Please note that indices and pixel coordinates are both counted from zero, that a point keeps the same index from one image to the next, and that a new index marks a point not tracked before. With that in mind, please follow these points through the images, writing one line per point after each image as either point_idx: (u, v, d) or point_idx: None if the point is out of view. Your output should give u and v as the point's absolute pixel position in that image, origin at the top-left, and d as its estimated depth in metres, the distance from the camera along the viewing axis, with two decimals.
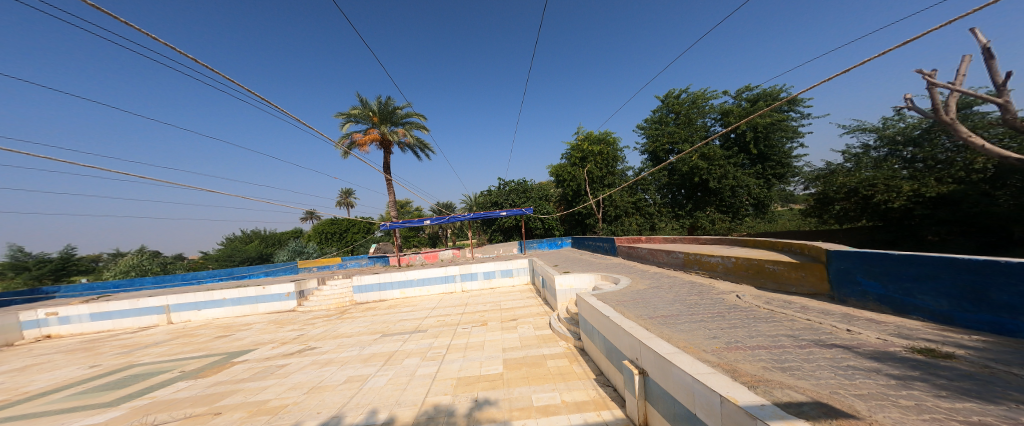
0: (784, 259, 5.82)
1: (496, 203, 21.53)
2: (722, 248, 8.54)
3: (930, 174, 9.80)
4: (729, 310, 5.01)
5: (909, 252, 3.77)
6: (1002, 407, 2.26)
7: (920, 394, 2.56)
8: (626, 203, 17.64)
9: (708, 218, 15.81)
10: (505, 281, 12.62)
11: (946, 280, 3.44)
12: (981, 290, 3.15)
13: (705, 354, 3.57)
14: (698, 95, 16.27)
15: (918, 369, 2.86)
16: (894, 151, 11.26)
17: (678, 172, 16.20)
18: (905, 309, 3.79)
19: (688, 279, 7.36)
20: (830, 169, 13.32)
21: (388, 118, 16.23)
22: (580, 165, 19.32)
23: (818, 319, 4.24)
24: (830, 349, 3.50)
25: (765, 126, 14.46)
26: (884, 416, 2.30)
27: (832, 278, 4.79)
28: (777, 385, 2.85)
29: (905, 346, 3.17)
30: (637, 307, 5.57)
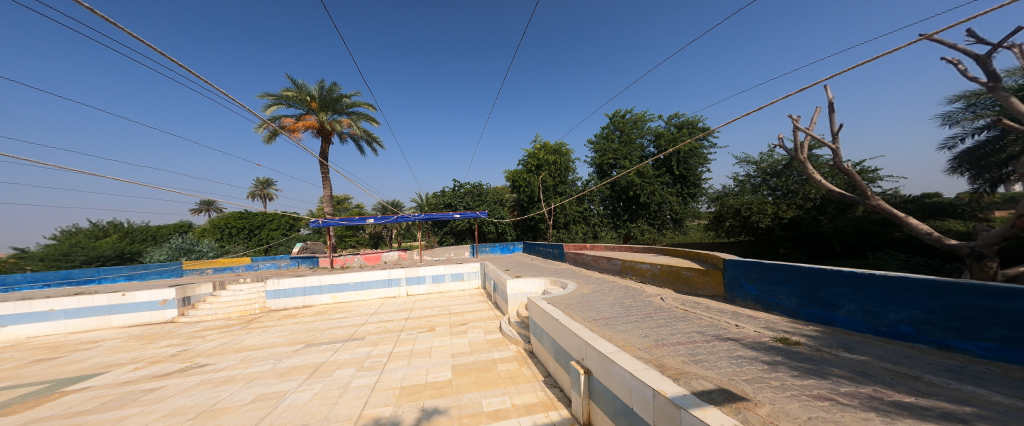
0: (697, 266, 6.73)
1: (450, 205, 21.33)
2: (651, 255, 9.55)
3: (782, 200, 12.24)
4: (655, 311, 5.69)
5: (773, 261, 4.71)
6: (830, 380, 2.98)
7: (784, 375, 3.23)
8: (575, 212, 18.52)
9: (639, 229, 17.44)
10: (454, 286, 12.66)
11: (794, 284, 4.40)
12: (816, 291, 4.10)
13: (639, 352, 4.05)
14: (639, 116, 17.85)
15: (782, 354, 3.60)
16: (764, 180, 13.33)
17: (617, 186, 17.51)
18: (770, 306, 4.75)
19: (623, 283, 8.12)
20: (725, 190, 15.45)
21: (329, 106, 15.30)
22: (535, 172, 19.98)
23: (718, 317, 5.03)
24: (726, 341, 4.21)
25: (684, 151, 16.49)
26: (763, 396, 2.88)
27: (726, 282, 5.70)
28: (692, 376, 3.38)
29: (774, 337, 3.96)
30: (580, 310, 6.04)
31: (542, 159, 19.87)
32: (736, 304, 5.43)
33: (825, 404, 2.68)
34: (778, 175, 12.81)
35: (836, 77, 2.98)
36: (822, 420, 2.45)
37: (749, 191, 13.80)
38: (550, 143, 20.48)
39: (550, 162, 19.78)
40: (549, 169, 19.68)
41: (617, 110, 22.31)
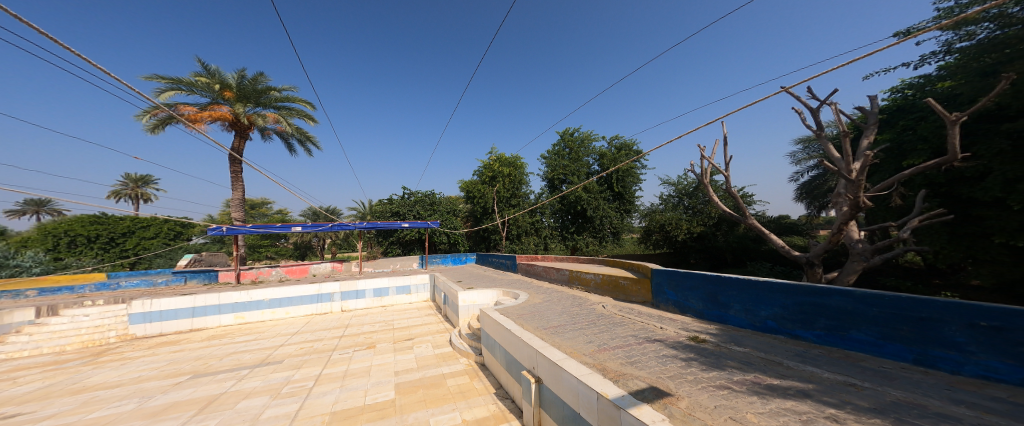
0: (632, 275, 7.39)
1: (397, 214, 20.50)
2: (594, 266, 10.22)
3: (693, 218, 15.07)
4: (598, 318, 6.09)
5: (685, 270, 5.68)
6: (730, 372, 3.48)
7: (694, 369, 3.71)
8: (528, 224, 18.86)
9: (584, 241, 18.48)
10: (399, 299, 12.17)
11: (699, 290, 5.41)
12: (716, 294, 5.12)
13: (584, 357, 4.30)
14: (586, 135, 19.09)
15: (698, 352, 4.11)
16: (679, 199, 16.41)
17: (566, 200, 18.48)
18: (684, 309, 5.66)
19: (570, 293, 8.55)
20: (652, 208, 17.30)
21: (252, 97, 13.70)
22: (490, 184, 20.24)
23: (649, 321, 5.57)
24: (655, 342, 4.67)
25: (620, 172, 18.05)
26: (680, 389, 3.28)
27: (654, 289, 6.40)
28: (628, 376, 3.68)
29: (692, 337, 4.52)
30: (530, 319, 6.24)
31: (495, 172, 20.24)
32: (663, 308, 6.13)
33: (723, 392, 3.15)
34: (691, 197, 15.79)
35: (726, 117, 3.78)
36: (725, 408, 2.86)
37: (669, 209, 16.45)
38: (503, 156, 20.84)
39: (503, 174, 20.16)
40: (501, 181, 19.99)
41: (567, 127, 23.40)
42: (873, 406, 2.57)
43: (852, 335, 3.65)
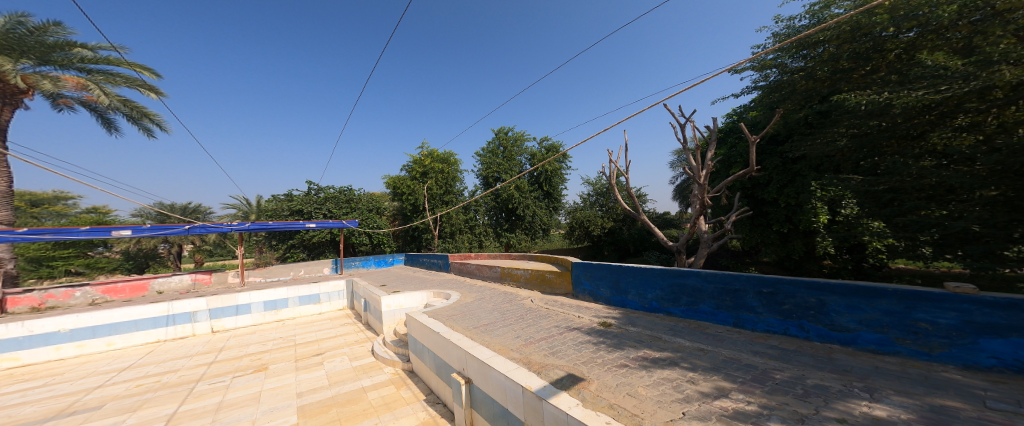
0: (556, 269, 7.83)
1: (302, 213, 18.09)
2: (523, 262, 10.56)
3: (605, 214, 16.86)
4: (525, 312, 6.29)
5: (597, 262, 6.27)
6: (636, 353, 3.92)
7: (602, 352, 4.09)
8: (461, 221, 18.46)
9: (517, 238, 18.92)
10: (307, 310, 10.75)
11: (608, 279, 6.03)
12: (621, 284, 5.77)
13: (511, 353, 4.39)
14: (519, 135, 19.68)
15: (610, 337, 4.54)
16: (596, 198, 17.95)
17: (500, 198, 18.74)
18: (598, 298, 6.25)
19: (500, 290, 8.67)
20: (575, 205, 18.65)
21: (33, 52, 8.88)
22: (421, 180, 19.44)
23: (570, 311, 5.96)
24: (574, 330, 5.02)
25: (548, 171, 19.05)
26: (591, 373, 3.59)
27: (574, 281, 6.89)
28: (550, 366, 3.88)
29: (606, 324, 4.98)
30: (458, 320, 6.13)
31: (428, 167, 19.53)
32: (580, 298, 6.64)
33: (623, 370, 3.55)
34: (604, 196, 17.53)
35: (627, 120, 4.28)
36: (630, 385, 3.21)
37: (588, 207, 17.95)
38: (437, 152, 20.11)
39: (436, 170, 19.54)
40: (436, 176, 19.52)
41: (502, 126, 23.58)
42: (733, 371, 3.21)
43: (700, 308, 4.70)
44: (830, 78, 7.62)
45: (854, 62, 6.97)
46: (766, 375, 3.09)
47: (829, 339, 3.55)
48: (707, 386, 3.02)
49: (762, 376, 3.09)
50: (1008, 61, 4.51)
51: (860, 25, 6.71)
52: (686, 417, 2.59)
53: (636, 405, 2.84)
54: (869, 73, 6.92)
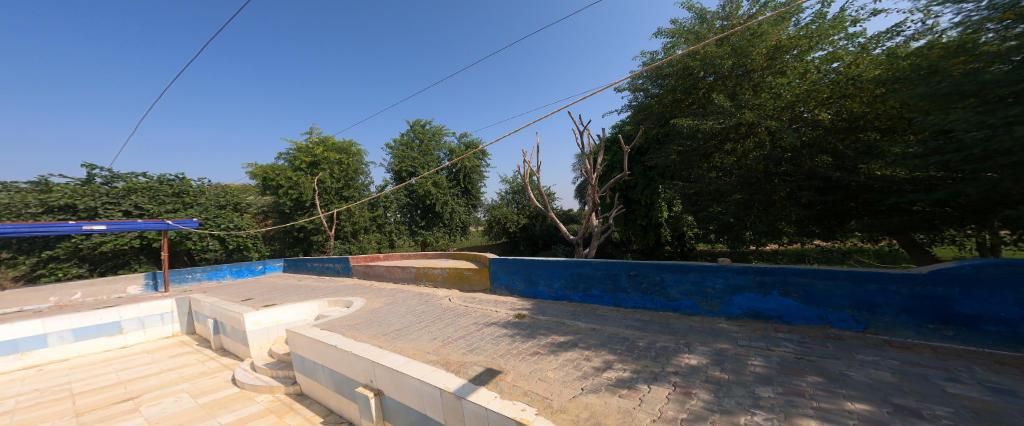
0: (475, 266, 7.91)
1: (75, 211, 11.34)
2: (439, 261, 10.38)
3: (521, 212, 17.80)
4: (442, 312, 6.20)
5: (511, 257, 6.56)
6: (547, 339, 4.27)
7: (517, 342, 4.33)
8: (364, 219, 16.89)
9: (434, 236, 18.32)
10: (94, 345, 7.80)
11: (518, 269, 6.42)
12: (533, 277, 6.17)
13: (428, 356, 4.28)
14: (436, 129, 19.00)
15: (523, 328, 4.82)
16: (514, 196, 18.57)
17: (415, 194, 17.85)
18: (511, 292, 6.59)
19: (416, 291, 8.31)
20: (493, 203, 18.98)
21: None
22: (309, 171, 16.70)
23: (488, 307, 6.12)
24: (491, 325, 5.16)
25: (469, 168, 18.88)
26: (507, 364, 3.75)
27: (491, 276, 7.09)
28: (469, 364, 3.92)
29: (520, 316, 5.28)
30: (364, 329, 5.64)
31: (318, 155, 16.88)
32: (497, 293, 6.87)
33: (535, 357, 3.82)
34: (519, 194, 18.23)
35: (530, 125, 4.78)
36: (543, 371, 3.48)
37: (506, 204, 18.54)
38: (333, 140, 17.72)
39: (329, 160, 17.14)
40: (332, 167, 17.32)
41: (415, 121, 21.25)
42: (623, 347, 3.76)
43: (592, 292, 5.41)
44: (670, 105, 9.60)
45: (682, 95, 9.27)
46: (635, 344, 3.82)
47: (669, 309, 4.74)
48: (597, 361, 3.52)
49: (635, 346, 3.77)
50: (748, 107, 7.39)
51: (686, 67, 8.59)
52: (584, 391, 2.94)
53: (546, 388, 3.09)
54: (688, 105, 9.42)
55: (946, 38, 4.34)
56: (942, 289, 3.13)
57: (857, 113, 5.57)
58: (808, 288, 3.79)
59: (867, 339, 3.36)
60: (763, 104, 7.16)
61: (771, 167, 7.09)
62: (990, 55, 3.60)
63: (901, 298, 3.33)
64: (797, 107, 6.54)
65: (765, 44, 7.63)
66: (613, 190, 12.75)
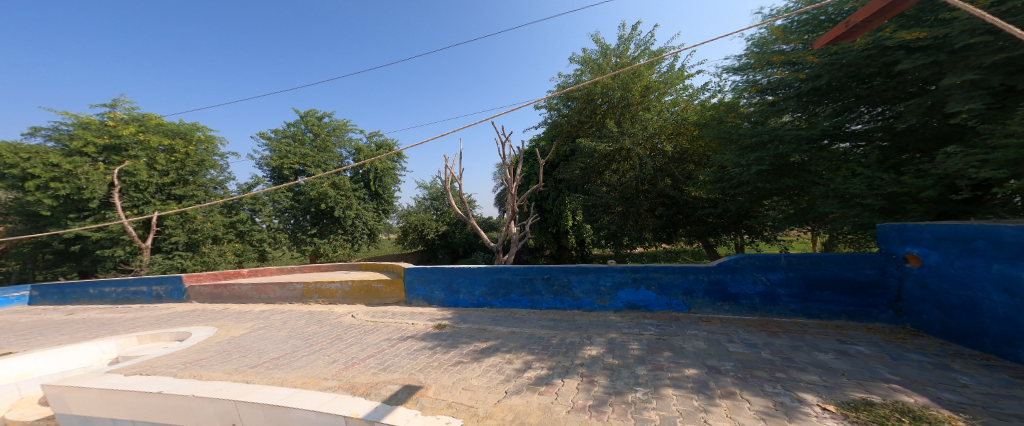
0: (385, 277, 7.37)
1: None
2: (340, 273, 9.30)
3: (440, 219, 17.47)
4: (344, 331, 5.58)
5: (430, 266, 6.37)
6: (465, 348, 4.26)
7: (437, 354, 4.21)
8: (209, 228, 12.29)
9: (331, 245, 15.83)
10: None
11: (434, 278, 6.26)
12: (454, 286, 6.08)
13: (327, 382, 3.77)
14: (340, 125, 17.06)
15: (439, 339, 4.72)
16: (433, 203, 18.03)
17: (305, 196, 15.17)
18: (430, 302, 6.35)
19: (306, 310, 7.20)
20: (408, 209, 18.04)
21: None
22: (101, 159, 10.80)
23: (401, 320, 5.78)
24: (406, 340, 4.88)
25: (382, 169, 16.95)
26: (428, 378, 3.61)
27: (406, 288, 6.71)
28: (382, 384, 3.61)
29: (438, 326, 5.17)
30: (219, 365, 4.51)
31: (122, 135, 10.88)
32: (414, 304, 6.55)
33: (457, 367, 3.79)
34: (439, 200, 17.82)
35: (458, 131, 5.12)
36: (464, 379, 3.48)
37: (423, 211, 17.90)
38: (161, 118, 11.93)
39: (146, 144, 11.24)
40: (151, 154, 11.44)
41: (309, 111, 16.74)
42: (538, 347, 4.03)
43: (511, 297, 5.64)
44: (568, 123, 10.93)
45: (585, 118, 10.48)
46: (549, 342, 4.15)
47: (573, 307, 5.28)
48: (518, 363, 3.70)
49: (549, 344, 4.09)
50: (626, 135, 8.89)
51: (590, 92, 9.76)
52: (507, 394, 3.06)
53: (470, 397, 3.09)
54: (587, 126, 10.67)
55: (725, 101, 7.48)
56: (720, 275, 4.63)
57: (684, 149, 8.45)
58: (659, 281, 4.89)
59: (689, 318, 4.60)
60: (635, 133, 8.80)
61: (639, 185, 8.99)
62: (740, 117, 6.79)
63: (704, 284, 4.72)
64: (654, 141, 8.79)
65: (640, 83, 9.23)
66: (530, 200, 13.68)
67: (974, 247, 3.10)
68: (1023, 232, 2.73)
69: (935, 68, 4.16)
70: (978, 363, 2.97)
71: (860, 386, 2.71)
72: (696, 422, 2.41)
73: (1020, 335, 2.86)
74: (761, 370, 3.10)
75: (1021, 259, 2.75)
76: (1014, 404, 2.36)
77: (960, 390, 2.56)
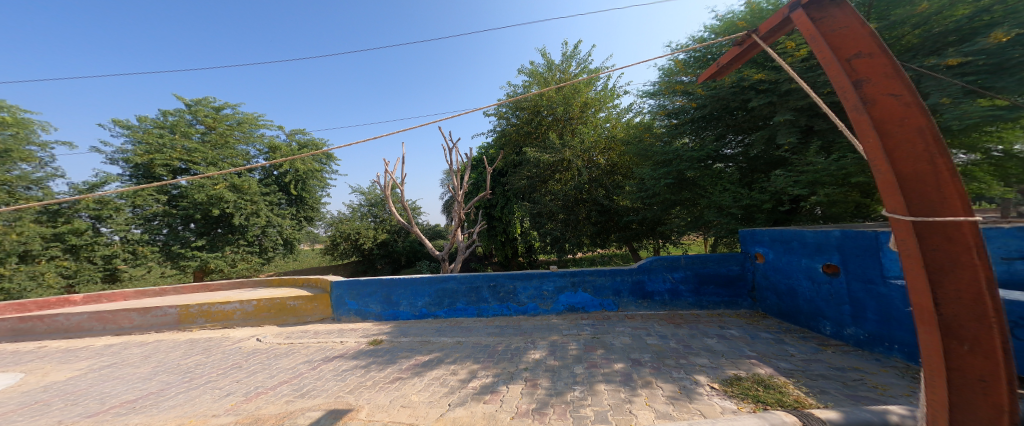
0: (305, 293, 6.55)
1: None
2: (242, 291, 7.94)
3: (378, 227, 16.26)
4: (247, 357, 4.79)
5: (364, 278, 5.91)
6: (401, 365, 3.99)
7: (371, 372, 3.90)
8: (14, 243, 8.81)
9: (228, 259, 13.00)
10: None
11: (370, 290, 5.82)
12: (392, 298, 5.73)
13: (219, 419, 3.16)
14: (249, 117, 14.07)
15: (371, 356, 4.37)
16: (370, 210, 16.69)
17: (188, 200, 11.97)
18: (366, 316, 5.84)
19: (189, 337, 5.97)
20: (342, 216, 16.41)
21: None
22: None
23: (325, 339, 5.21)
24: (332, 361, 4.38)
25: (305, 171, 14.97)
26: (360, 399, 3.31)
27: (333, 303, 6.10)
28: (299, 412, 3.18)
29: (369, 343, 4.81)
30: (27, 421, 3.42)
31: None
32: (344, 321, 5.96)
33: (394, 384, 3.56)
34: (378, 207, 16.60)
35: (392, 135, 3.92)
36: (399, 397, 3.29)
37: (358, 218, 16.47)
38: None
39: None
40: None
41: (206, 100, 13.28)
42: (479, 356, 4.01)
43: (457, 306, 5.54)
44: (515, 132, 11.27)
45: (532, 128, 10.94)
46: (494, 349, 4.18)
47: (518, 312, 5.42)
48: (463, 373, 3.64)
49: (494, 351, 4.12)
50: (566, 147, 9.62)
51: (537, 102, 10.28)
52: (450, 407, 2.99)
53: (410, 414, 2.95)
54: (533, 134, 11.08)
55: (642, 119, 8.74)
56: (639, 276, 5.24)
57: (614, 162, 9.52)
58: (588, 280, 5.34)
59: (618, 316, 5.07)
60: (575, 147, 9.57)
61: (579, 194, 9.77)
62: (653, 131, 7.95)
63: (628, 284, 5.28)
64: (592, 155, 9.67)
65: (580, 99, 10.11)
66: (477, 207, 13.63)
67: (792, 246, 4.16)
68: (817, 235, 3.82)
69: (772, 107, 5.69)
70: (798, 336, 3.89)
71: (733, 365, 3.32)
72: (623, 414, 2.66)
73: (818, 312, 3.88)
74: (670, 359, 3.58)
75: (817, 254, 3.83)
76: (819, 366, 3.14)
77: (790, 359, 3.33)
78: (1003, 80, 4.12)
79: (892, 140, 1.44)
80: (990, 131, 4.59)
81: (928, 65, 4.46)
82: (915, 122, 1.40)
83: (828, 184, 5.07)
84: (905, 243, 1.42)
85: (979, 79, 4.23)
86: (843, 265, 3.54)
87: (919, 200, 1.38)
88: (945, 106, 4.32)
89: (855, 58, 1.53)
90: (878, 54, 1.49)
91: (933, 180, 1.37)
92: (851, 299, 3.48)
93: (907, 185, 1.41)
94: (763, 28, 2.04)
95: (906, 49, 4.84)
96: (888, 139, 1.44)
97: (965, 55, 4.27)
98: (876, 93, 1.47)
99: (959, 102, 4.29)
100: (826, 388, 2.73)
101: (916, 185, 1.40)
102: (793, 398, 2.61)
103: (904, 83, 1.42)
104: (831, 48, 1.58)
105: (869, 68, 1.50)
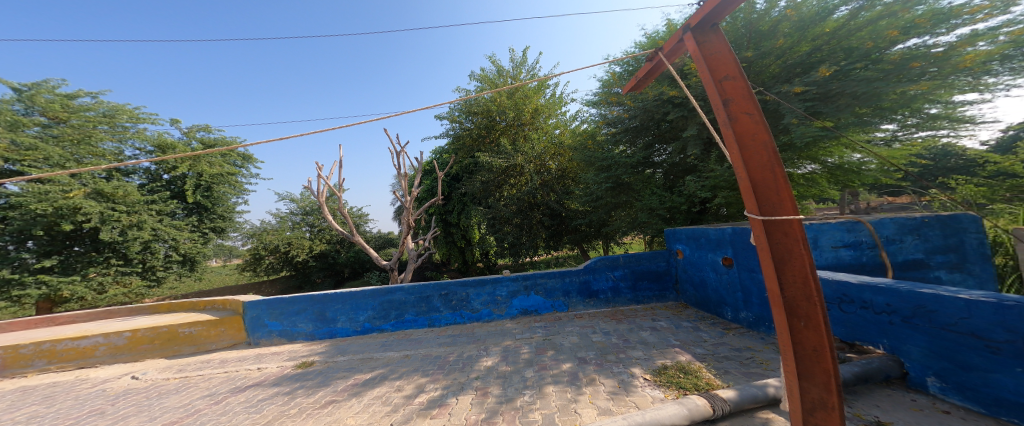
0: (206, 317, 5.56)
1: None
2: (115, 321, 6.47)
3: (315, 237, 14.64)
4: (114, 400, 3.88)
5: (290, 294, 5.26)
6: (331, 388, 3.60)
7: (297, 399, 3.45)
8: None
9: (92, 284, 10.40)
10: None
11: (297, 307, 5.19)
12: (325, 314, 5.18)
13: None
14: (120, 108, 11.51)
15: (297, 381, 3.87)
16: (305, 218, 14.93)
17: (20, 211, 9.34)
18: (293, 337, 5.18)
19: (24, 385, 4.65)
20: (265, 226, 14.37)
21: None
22: None
23: (234, 368, 4.47)
24: (243, 392, 3.76)
25: (210, 175, 12.84)
26: None
27: (246, 326, 5.30)
28: None
29: (293, 366, 4.27)
30: None
31: None
32: (262, 345, 5.22)
33: (327, 409, 3.19)
34: (315, 215, 14.90)
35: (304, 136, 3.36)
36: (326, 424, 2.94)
37: (288, 229, 14.62)
38: None
39: None
40: None
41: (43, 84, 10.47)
42: (423, 370, 3.81)
43: (404, 318, 5.22)
44: (467, 136, 11.19)
45: (485, 132, 10.97)
46: (445, 360, 4.02)
47: (472, 320, 5.31)
48: (408, 389, 3.42)
49: (445, 362, 3.97)
50: (519, 153, 9.83)
51: (487, 107, 10.32)
52: None
53: None
54: (486, 138, 11.12)
55: (585, 126, 9.32)
56: (584, 276, 5.52)
57: (562, 168, 9.95)
58: (535, 282, 5.46)
59: (568, 316, 5.26)
60: (526, 152, 9.81)
61: (532, 199, 9.96)
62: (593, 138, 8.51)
63: (576, 285, 5.53)
64: (543, 160, 9.96)
65: (531, 105, 10.38)
66: (432, 213, 13.15)
67: (701, 243, 4.76)
68: (718, 232, 4.41)
69: (685, 121, 6.52)
70: (710, 322, 4.44)
71: (662, 354, 3.65)
72: (569, 414, 2.74)
73: (722, 300, 4.49)
74: (611, 354, 3.82)
75: (717, 248, 4.45)
76: (723, 348, 3.62)
77: (703, 344, 3.78)
78: (827, 107, 5.31)
79: (748, 153, 1.72)
80: (825, 148, 5.82)
81: (783, 91, 5.51)
82: (762, 138, 1.70)
83: (724, 188, 5.99)
84: (759, 239, 1.71)
85: (814, 106, 5.37)
86: (735, 257, 4.14)
87: (767, 203, 1.67)
88: (794, 125, 5.35)
89: (724, 80, 1.80)
90: (739, 78, 1.77)
91: (774, 186, 1.67)
92: (742, 286, 4.10)
93: (759, 190, 1.69)
94: (666, 48, 2.27)
95: (771, 76, 5.90)
96: (746, 152, 1.72)
97: (805, 84, 5.37)
98: (737, 112, 1.75)
99: (802, 123, 5.37)
100: (729, 368, 3.14)
101: (765, 190, 1.69)
102: (705, 381, 2.96)
103: (755, 105, 1.71)
104: (709, 70, 1.82)
105: (733, 90, 1.77)
